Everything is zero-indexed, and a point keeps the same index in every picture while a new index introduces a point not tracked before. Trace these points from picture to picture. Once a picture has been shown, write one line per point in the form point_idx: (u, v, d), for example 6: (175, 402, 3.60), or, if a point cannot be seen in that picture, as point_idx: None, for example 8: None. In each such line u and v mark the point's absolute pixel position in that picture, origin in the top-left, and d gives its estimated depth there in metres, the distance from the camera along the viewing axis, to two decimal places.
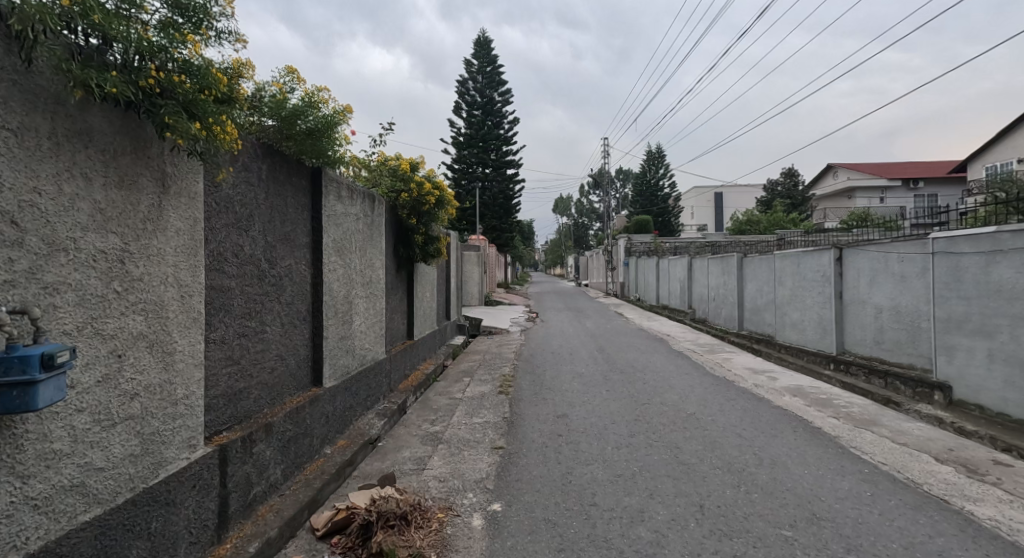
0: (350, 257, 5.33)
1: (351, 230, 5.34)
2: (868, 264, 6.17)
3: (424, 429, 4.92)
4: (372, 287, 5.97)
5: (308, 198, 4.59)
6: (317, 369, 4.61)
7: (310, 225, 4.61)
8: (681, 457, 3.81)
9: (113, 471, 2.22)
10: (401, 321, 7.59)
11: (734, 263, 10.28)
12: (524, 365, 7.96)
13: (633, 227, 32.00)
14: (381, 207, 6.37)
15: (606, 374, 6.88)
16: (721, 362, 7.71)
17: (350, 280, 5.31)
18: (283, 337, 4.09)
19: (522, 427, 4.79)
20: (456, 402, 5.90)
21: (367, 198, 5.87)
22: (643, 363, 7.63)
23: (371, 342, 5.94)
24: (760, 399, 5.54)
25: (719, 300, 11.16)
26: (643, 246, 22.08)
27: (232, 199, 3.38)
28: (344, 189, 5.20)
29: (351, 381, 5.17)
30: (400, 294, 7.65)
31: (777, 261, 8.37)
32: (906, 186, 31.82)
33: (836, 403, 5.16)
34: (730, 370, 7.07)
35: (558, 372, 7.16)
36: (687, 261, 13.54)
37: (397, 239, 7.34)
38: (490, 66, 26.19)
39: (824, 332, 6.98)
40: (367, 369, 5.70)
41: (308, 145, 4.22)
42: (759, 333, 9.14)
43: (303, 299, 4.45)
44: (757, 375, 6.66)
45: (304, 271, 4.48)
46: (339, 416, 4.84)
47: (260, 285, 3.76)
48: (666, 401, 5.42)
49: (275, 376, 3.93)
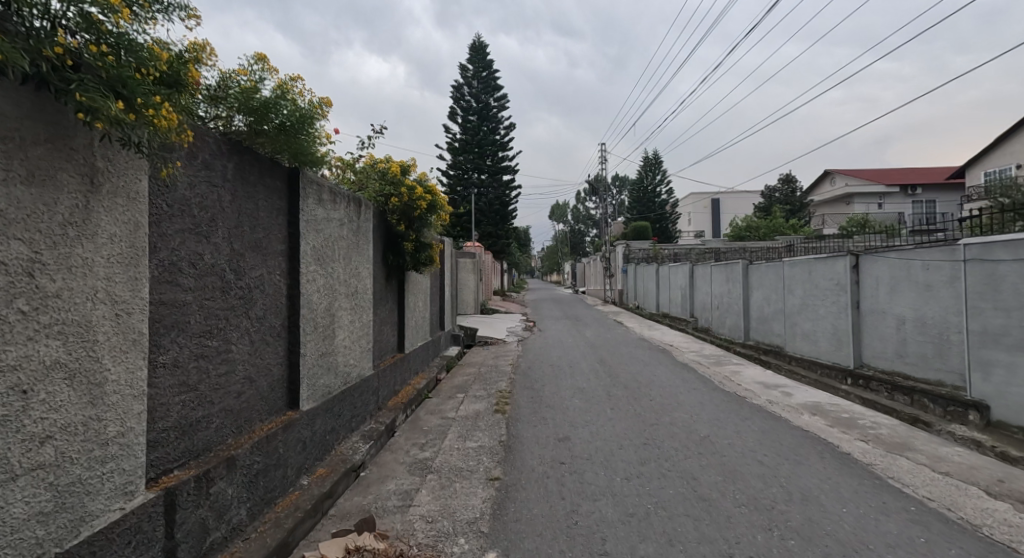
0: (333, 266, 4.89)
1: (333, 236, 4.91)
2: (888, 272, 5.78)
3: (412, 456, 4.48)
4: (357, 298, 5.53)
5: (284, 200, 4.16)
6: (293, 390, 4.17)
7: (287, 232, 4.18)
8: (699, 490, 3.39)
9: (11, 536, 1.85)
10: (391, 333, 7.15)
11: (739, 270, 9.89)
12: (522, 379, 7.52)
13: (631, 234, 31.70)
14: (368, 212, 5.95)
15: (609, 390, 6.45)
16: (729, 376, 7.29)
17: (332, 290, 4.87)
18: (252, 357, 3.64)
19: (520, 453, 4.35)
20: (448, 423, 5.46)
21: (352, 201, 5.44)
22: (647, 377, 7.19)
23: (356, 358, 5.50)
24: (777, 418, 5.11)
25: (723, 309, 10.76)
26: (642, 253, 21.70)
27: (188, 201, 2.95)
28: (326, 192, 4.78)
29: (333, 402, 4.73)
30: (390, 304, 7.20)
31: (786, 269, 7.98)
32: (905, 192, 31.62)
33: (861, 424, 4.75)
34: (740, 385, 6.66)
35: (558, 388, 6.72)
36: (689, 268, 13.15)
37: (387, 247, 6.91)
38: (486, 71, 25.90)
39: (839, 344, 6.57)
40: (352, 387, 5.25)
41: (283, 142, 3.80)
42: (767, 344, 8.74)
43: (277, 313, 4.01)
44: (770, 390, 6.24)
45: (278, 282, 4.04)
46: (319, 442, 4.39)
47: (225, 300, 3.32)
48: (676, 422, 4.99)
49: (243, 402, 3.49)
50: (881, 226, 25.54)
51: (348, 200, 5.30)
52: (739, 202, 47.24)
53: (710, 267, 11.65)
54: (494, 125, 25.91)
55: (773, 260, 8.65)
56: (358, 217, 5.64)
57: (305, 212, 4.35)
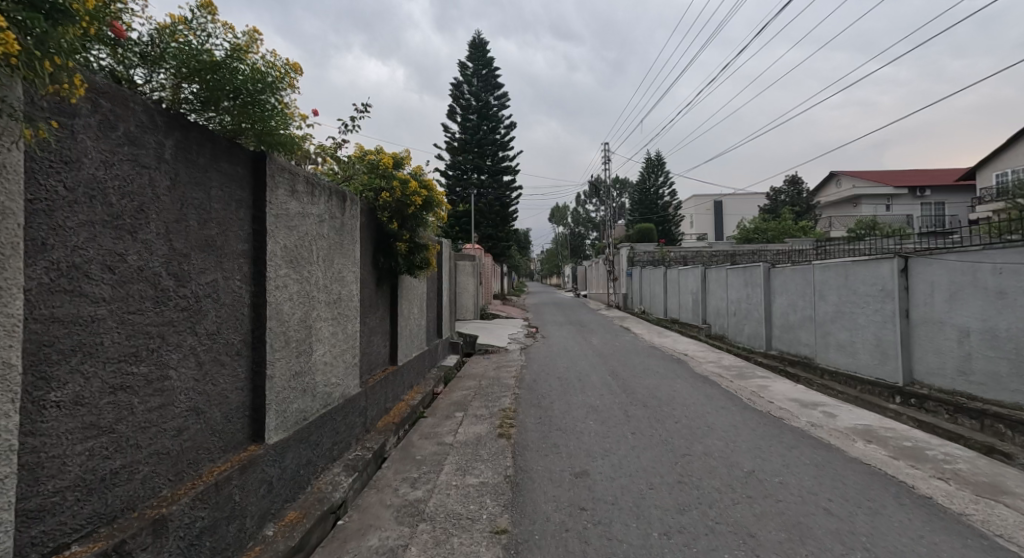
0: (309, 269, 4.17)
1: (309, 235, 4.19)
2: (946, 277, 5.09)
3: (401, 497, 3.76)
4: (340, 306, 4.82)
5: (246, 189, 3.44)
6: (257, 419, 3.44)
7: (250, 227, 3.46)
8: (761, 555, 2.69)
9: None
10: (381, 344, 6.42)
11: (760, 274, 9.19)
12: (527, 395, 6.79)
13: (635, 236, 31.01)
14: (355, 208, 5.24)
15: (627, 409, 5.73)
16: (757, 393, 6.56)
17: (308, 298, 4.14)
18: (201, 384, 2.92)
19: (531, 495, 3.63)
20: (445, 450, 4.73)
21: (334, 195, 4.73)
22: (667, 393, 6.46)
23: (338, 375, 4.77)
24: (826, 446, 4.41)
25: (740, 316, 10.07)
26: (647, 256, 20.99)
27: (98, 183, 2.23)
28: (302, 183, 4.07)
29: (308, 430, 4.01)
30: (381, 312, 6.48)
31: (818, 272, 7.27)
32: (913, 194, 30.90)
33: (931, 456, 4.04)
34: (773, 403, 5.94)
35: (569, 407, 5.99)
36: (701, 272, 12.43)
37: (377, 248, 6.19)
38: (486, 69, 25.25)
39: (884, 357, 5.87)
40: (332, 411, 4.53)
41: (241, 115, 3.09)
42: (793, 354, 8.04)
43: (237, 326, 3.28)
44: (809, 411, 5.52)
45: (239, 289, 3.32)
46: (289, 480, 3.67)
47: (160, 312, 2.60)
48: (710, 451, 4.28)
49: (185, 441, 2.77)
50: (891, 229, 24.85)
51: (328, 194, 4.58)
52: (742, 204, 46.55)
53: (725, 270, 10.93)
54: (494, 124, 25.24)
55: (801, 263, 7.94)
56: (342, 213, 4.91)
57: (272, 203, 3.62)
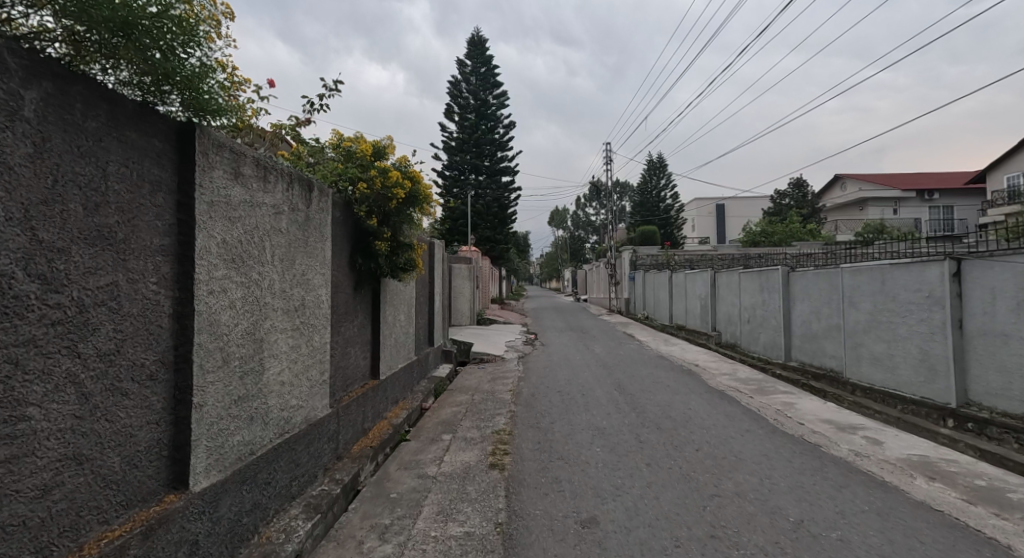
0: (259, 271, 3.45)
1: (260, 228, 3.46)
2: (1010, 282, 4.39)
3: (365, 553, 3.03)
4: (303, 315, 4.10)
5: (167, 167, 2.70)
6: (178, 460, 2.69)
7: (172, 216, 2.72)
8: None
9: None
10: (359, 357, 5.69)
11: (778, 278, 8.48)
12: (524, 413, 6.06)
13: (637, 237, 30.15)
14: (324, 200, 4.52)
15: (638, 433, 5.01)
16: (783, 412, 5.84)
17: (257, 306, 3.41)
18: (87, 423, 2.18)
19: (526, 554, 2.90)
20: (426, 486, 4.00)
21: (296, 183, 4.00)
22: (682, 412, 5.74)
23: (300, 395, 4.04)
24: (881, 484, 3.68)
25: (755, 323, 9.36)
26: (650, 260, 20.31)
27: None
28: (251, 165, 3.34)
29: (255, 468, 3.28)
30: (359, 320, 5.75)
31: (848, 277, 6.57)
32: (921, 198, 30.20)
33: (1015, 501, 3.32)
34: (804, 426, 5.22)
35: (573, 430, 5.26)
36: (711, 276, 11.71)
37: (353, 246, 5.46)
38: (485, 67, 24.60)
39: (930, 374, 5.16)
40: (290, 440, 3.80)
41: (147, 67, 2.40)
42: (816, 367, 7.33)
43: (150, 342, 2.54)
44: (848, 436, 4.80)
45: (154, 295, 2.59)
46: (225, 534, 2.94)
47: (13, 329, 1.90)
48: (742, 491, 3.56)
49: (55, 503, 2.03)
50: (901, 233, 24.15)
51: (288, 181, 3.85)
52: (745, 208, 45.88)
53: (737, 274, 10.22)
54: (493, 123, 24.54)
55: (827, 266, 7.22)
56: (307, 205, 4.19)
57: (203, 185, 2.88)
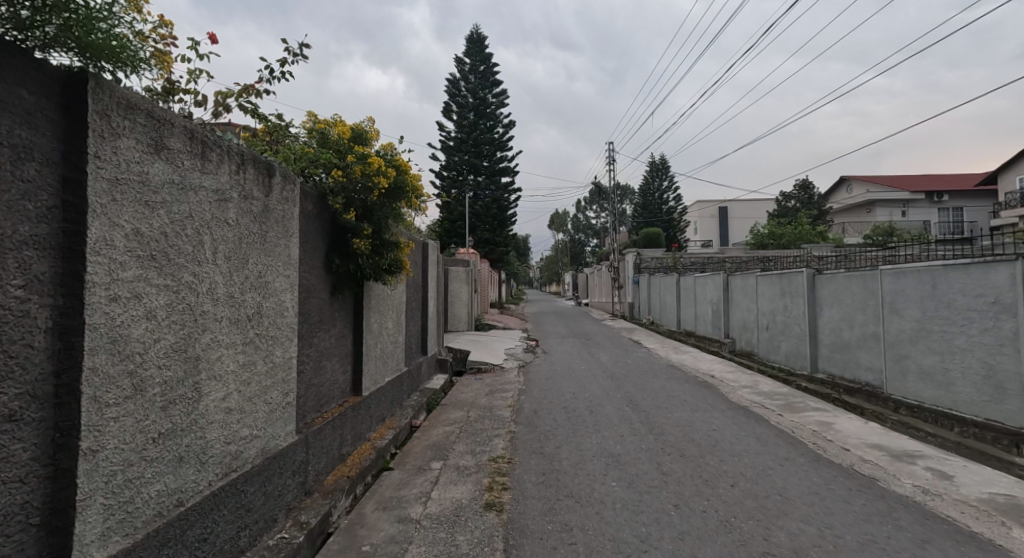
0: (195, 273, 2.74)
1: (196, 218, 2.75)
2: None
3: None
4: (258, 327, 3.38)
5: (44, 131, 1.98)
6: (57, 528, 1.98)
7: (52, 197, 2.01)
8: None
9: None
10: (335, 372, 4.97)
11: (801, 282, 7.79)
12: (526, 436, 5.34)
13: (642, 241, 29.52)
14: (289, 189, 3.81)
15: (659, 463, 4.29)
16: (821, 434, 5.11)
17: (191, 315, 2.70)
18: None
19: None
20: (407, 536, 3.27)
21: (250, 165, 3.28)
22: (706, 435, 5.02)
23: (255, 424, 3.32)
24: (972, 538, 2.97)
25: (775, 330, 8.65)
26: (656, 263, 19.58)
27: None
28: (183, 138, 2.63)
29: (183, 525, 2.56)
30: (337, 330, 5.05)
31: (888, 280, 5.89)
32: (931, 200, 29.47)
33: None
34: (851, 453, 4.50)
35: (582, 458, 4.54)
36: (724, 280, 11.01)
37: (329, 244, 4.77)
38: (484, 65, 23.96)
39: (997, 393, 4.47)
40: (240, 481, 3.08)
41: None
42: (849, 380, 6.63)
43: (7, 370, 1.83)
44: (907, 468, 4.08)
45: (19, 305, 1.88)
46: None
47: None
48: (800, 548, 2.84)
49: None
50: (913, 236, 23.43)
51: (238, 161, 3.14)
52: (748, 210, 45.19)
53: (754, 278, 9.52)
54: (492, 122, 23.89)
55: (860, 269, 6.53)
56: (265, 193, 3.48)
57: (101, 155, 2.14)
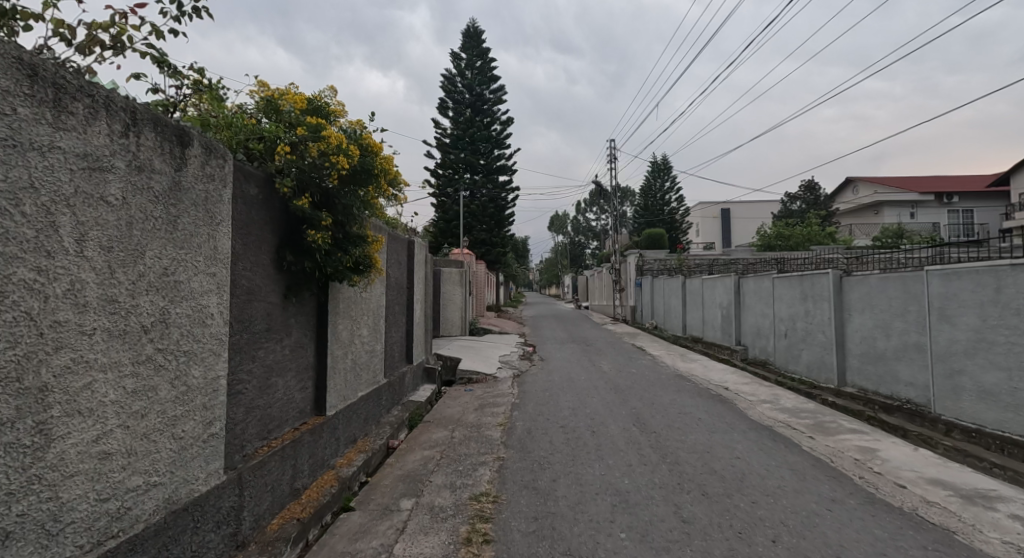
0: (41, 270, 1.95)
1: (43, 191, 1.96)
2: None
3: None
4: (162, 340, 2.59)
5: None
6: None
7: None
8: None
9: None
10: (289, 390, 4.17)
11: (826, 284, 6.99)
12: (518, 465, 4.54)
13: (643, 242, 28.64)
14: (215, 164, 3.02)
15: (678, 506, 3.51)
16: (866, 464, 4.33)
17: (32, 328, 1.92)
18: None
19: None
20: None
21: (149, 128, 2.48)
22: (729, 465, 4.23)
23: (155, 469, 2.54)
24: None
25: (795, 337, 7.85)
26: (659, 266, 18.78)
27: None
28: (17, 75, 1.86)
29: None
30: (292, 340, 4.26)
31: (937, 283, 5.10)
32: (940, 202, 28.68)
33: None
34: (908, 492, 3.72)
35: (583, 496, 3.75)
36: (735, 282, 10.21)
37: (279, 237, 3.97)
38: (480, 60, 23.17)
39: None
40: (124, 550, 2.29)
41: None
42: (886, 395, 5.85)
43: None
44: (987, 515, 3.29)
45: None
46: None
47: None
48: None
49: None
50: (923, 238, 22.66)
51: (127, 121, 2.35)
52: (751, 211, 44.42)
53: (770, 280, 8.72)
54: (488, 119, 23.12)
55: (898, 269, 5.75)
56: (175, 167, 2.69)
57: None
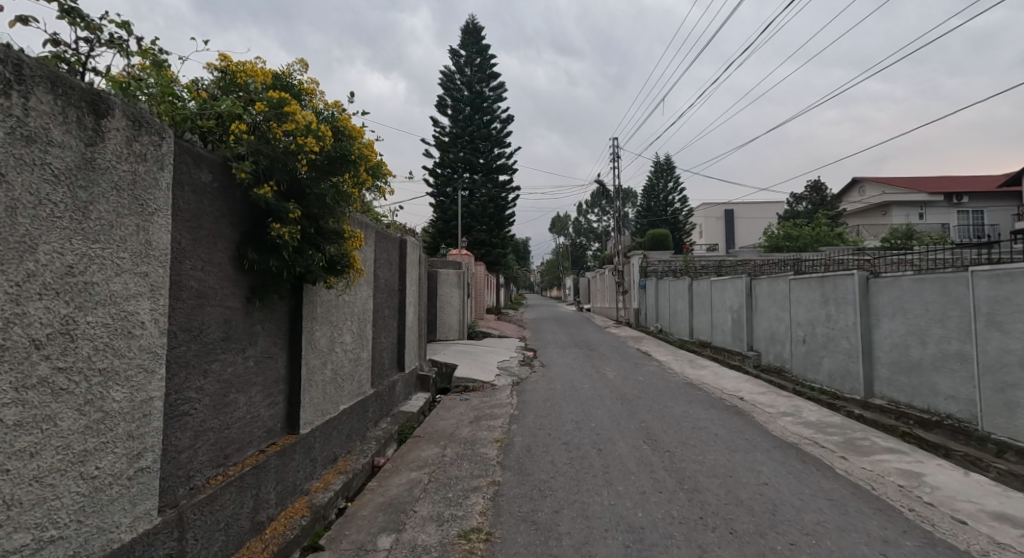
0: None
1: None
2: None
3: None
4: (65, 357, 2.06)
5: None
6: None
7: None
8: None
9: None
10: (253, 408, 3.65)
11: (851, 287, 6.45)
12: (516, 491, 4.00)
13: (646, 242, 28.16)
14: (147, 141, 2.47)
15: (703, 548, 2.97)
16: (913, 492, 3.79)
17: None
18: None
19: None
20: None
21: (42, 88, 1.97)
22: (757, 494, 3.70)
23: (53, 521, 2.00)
24: None
25: (814, 343, 7.32)
26: (664, 267, 18.26)
27: None
28: None
29: None
30: (257, 350, 3.73)
31: (984, 285, 4.57)
32: (949, 202, 28.09)
33: None
34: (969, 530, 3.19)
35: (590, 533, 3.22)
36: (746, 284, 9.68)
37: (240, 232, 3.45)
38: (480, 57, 22.70)
39: None
40: None
41: None
42: (922, 408, 5.30)
43: None
44: None
45: None
46: None
47: None
48: None
49: None
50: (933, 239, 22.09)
51: (6, 76, 1.84)
52: (755, 212, 43.88)
53: (786, 282, 8.19)
54: (488, 117, 22.63)
55: (935, 270, 5.23)
56: (87, 141, 2.16)
57: None
